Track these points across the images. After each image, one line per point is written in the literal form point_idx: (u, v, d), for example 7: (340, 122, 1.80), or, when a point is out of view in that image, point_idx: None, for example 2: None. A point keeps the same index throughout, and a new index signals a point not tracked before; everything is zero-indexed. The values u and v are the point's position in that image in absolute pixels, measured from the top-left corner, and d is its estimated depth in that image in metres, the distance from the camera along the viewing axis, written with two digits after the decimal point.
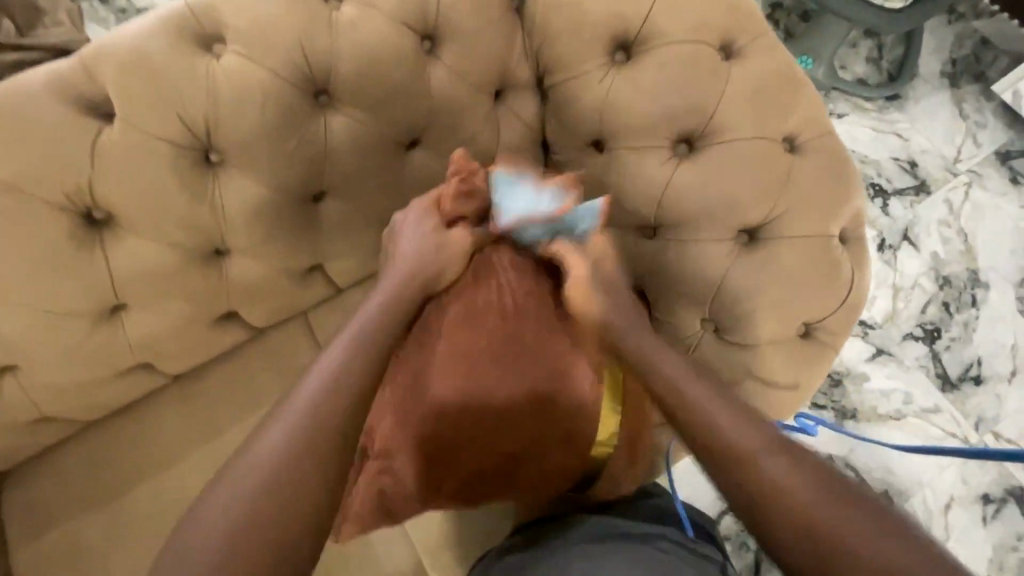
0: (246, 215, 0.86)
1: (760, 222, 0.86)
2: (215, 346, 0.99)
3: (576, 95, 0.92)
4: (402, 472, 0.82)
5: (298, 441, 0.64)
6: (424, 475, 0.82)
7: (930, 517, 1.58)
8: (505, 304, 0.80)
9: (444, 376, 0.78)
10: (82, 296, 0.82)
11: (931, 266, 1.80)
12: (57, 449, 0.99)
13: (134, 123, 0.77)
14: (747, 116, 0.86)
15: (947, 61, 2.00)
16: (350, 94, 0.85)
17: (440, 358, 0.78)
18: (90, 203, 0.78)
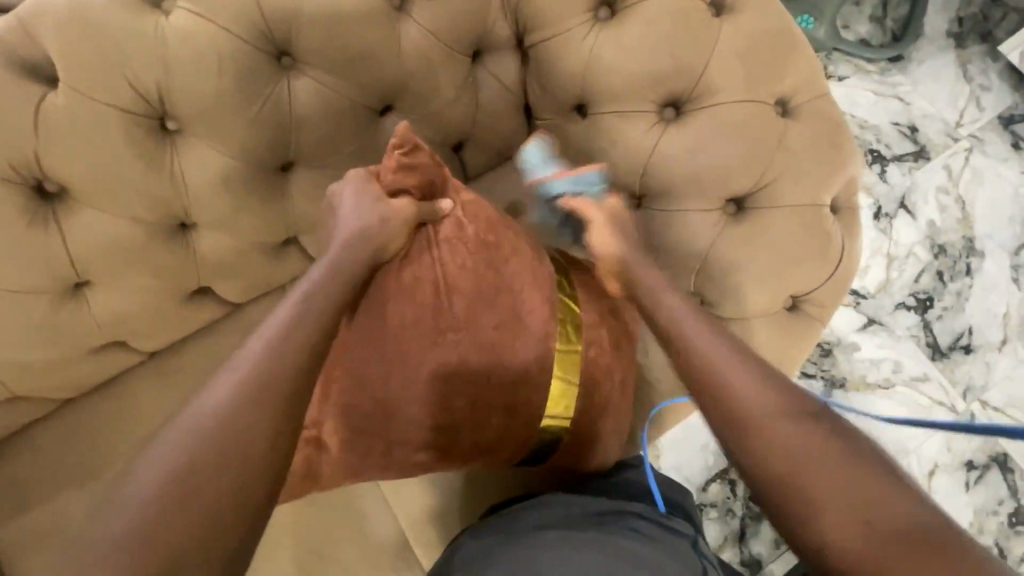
0: (209, 186, 0.82)
1: (750, 190, 0.82)
2: (189, 322, 0.96)
3: (557, 56, 0.87)
4: (340, 449, 0.80)
5: (232, 423, 0.60)
6: (365, 454, 0.80)
7: (914, 483, 1.60)
8: (452, 280, 0.76)
9: (390, 355, 0.75)
10: (40, 272, 0.78)
11: (927, 235, 1.77)
12: (34, 428, 0.97)
13: (79, 88, 0.71)
14: (737, 77, 0.81)
15: (954, 20, 1.92)
16: (315, 56, 0.80)
17: (384, 336, 0.76)
18: (40, 174, 0.74)
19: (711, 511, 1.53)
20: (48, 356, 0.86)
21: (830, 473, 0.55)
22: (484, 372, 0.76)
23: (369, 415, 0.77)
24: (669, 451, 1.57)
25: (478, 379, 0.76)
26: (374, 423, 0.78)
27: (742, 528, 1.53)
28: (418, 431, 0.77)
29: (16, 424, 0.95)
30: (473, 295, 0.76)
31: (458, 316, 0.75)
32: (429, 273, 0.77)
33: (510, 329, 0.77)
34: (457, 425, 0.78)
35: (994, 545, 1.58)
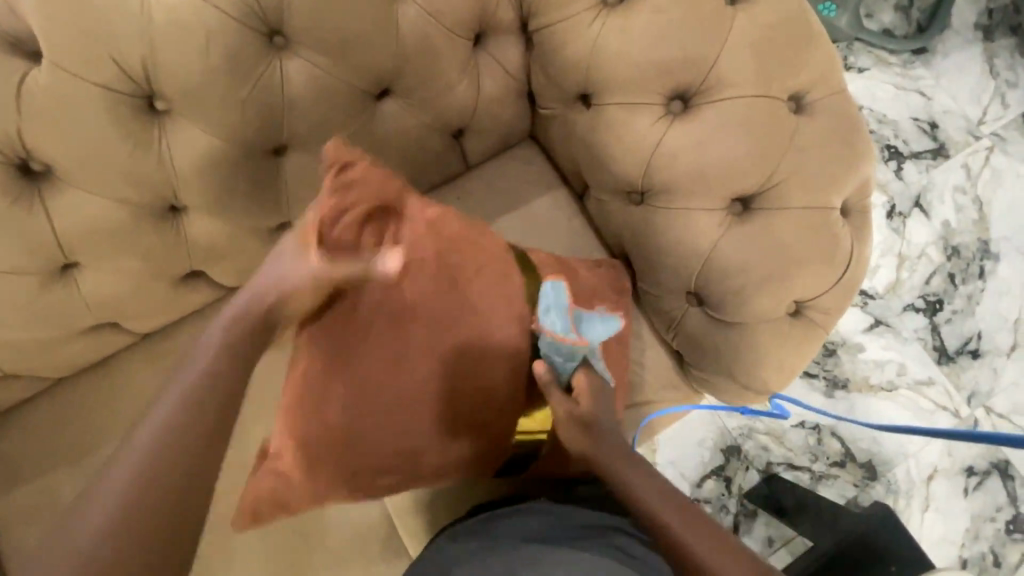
0: (199, 169, 0.80)
1: (757, 189, 0.79)
2: (181, 305, 0.95)
3: (562, 42, 0.83)
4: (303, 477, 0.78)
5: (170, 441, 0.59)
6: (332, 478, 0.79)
7: (911, 487, 1.58)
8: (409, 303, 0.74)
9: (358, 383, 0.74)
10: (25, 252, 0.77)
11: (940, 236, 1.72)
12: (28, 407, 0.97)
13: (61, 62, 0.69)
14: (749, 69, 0.77)
15: (983, 12, 1.84)
16: (308, 35, 0.76)
17: (350, 365, 0.73)
18: (24, 152, 0.72)
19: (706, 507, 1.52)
20: (38, 337, 0.85)
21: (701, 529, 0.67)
22: (454, 388, 0.78)
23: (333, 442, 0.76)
24: (664, 446, 1.56)
25: (453, 397, 0.78)
26: (343, 451, 0.77)
27: (736, 524, 1.53)
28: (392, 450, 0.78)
29: (10, 402, 0.95)
30: (438, 317, 0.75)
31: (414, 343, 0.75)
32: (390, 299, 0.73)
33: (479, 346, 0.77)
34: (421, 448, 0.79)
35: (989, 552, 1.56)
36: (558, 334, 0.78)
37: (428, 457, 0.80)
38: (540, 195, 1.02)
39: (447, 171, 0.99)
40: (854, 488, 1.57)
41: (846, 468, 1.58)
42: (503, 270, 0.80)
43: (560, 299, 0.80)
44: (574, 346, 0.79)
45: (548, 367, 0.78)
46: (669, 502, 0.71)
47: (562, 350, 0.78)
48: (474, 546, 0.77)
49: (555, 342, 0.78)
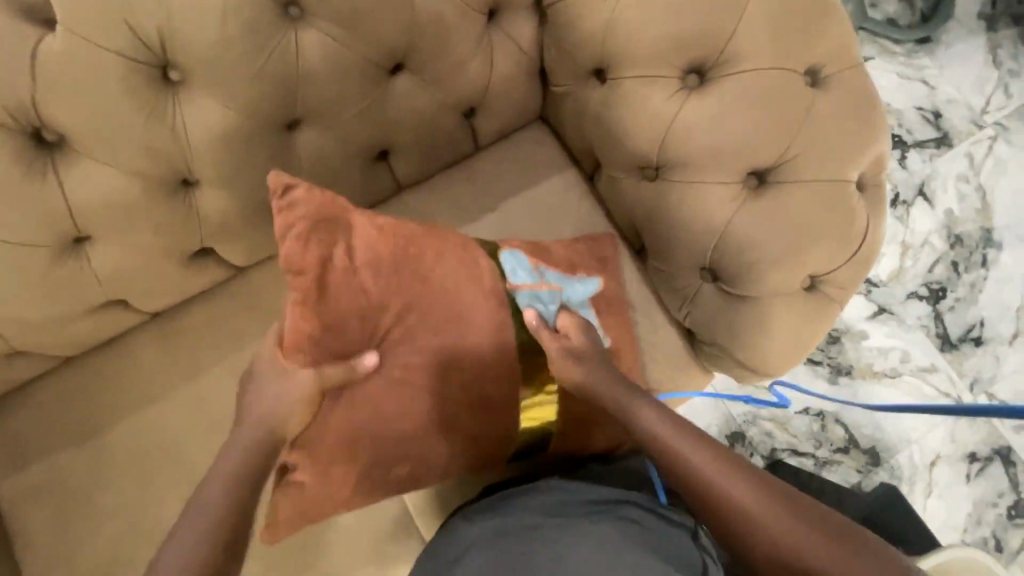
0: (212, 142, 0.80)
1: (773, 163, 0.79)
2: (191, 282, 0.95)
3: (577, 17, 0.82)
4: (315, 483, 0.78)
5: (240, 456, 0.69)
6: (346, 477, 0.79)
7: (914, 472, 1.59)
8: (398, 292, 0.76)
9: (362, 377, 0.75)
10: (38, 224, 0.76)
11: (944, 224, 1.73)
12: (36, 385, 0.97)
13: (76, 30, 0.68)
14: (765, 43, 0.77)
15: (987, 2, 1.84)
16: (323, 7, 0.76)
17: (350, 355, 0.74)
18: (38, 121, 0.71)
19: None
20: (49, 313, 0.85)
21: (697, 447, 0.71)
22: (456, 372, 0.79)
23: (344, 433, 0.76)
24: None
25: (442, 388, 0.79)
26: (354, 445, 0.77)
27: None
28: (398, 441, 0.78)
29: (18, 380, 0.94)
30: (425, 303, 0.77)
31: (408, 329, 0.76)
32: (357, 298, 0.74)
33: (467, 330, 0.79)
34: (420, 438, 0.80)
35: (991, 537, 1.58)
36: (531, 289, 0.82)
37: (436, 443, 0.81)
38: (551, 174, 1.02)
39: (458, 149, 0.99)
40: (858, 474, 1.58)
41: (850, 454, 1.59)
42: (466, 251, 0.81)
43: (520, 259, 0.83)
44: (547, 297, 0.83)
45: (539, 316, 0.81)
46: (715, 460, 0.70)
47: (539, 304, 0.82)
48: (492, 527, 0.77)
49: (533, 294, 0.82)
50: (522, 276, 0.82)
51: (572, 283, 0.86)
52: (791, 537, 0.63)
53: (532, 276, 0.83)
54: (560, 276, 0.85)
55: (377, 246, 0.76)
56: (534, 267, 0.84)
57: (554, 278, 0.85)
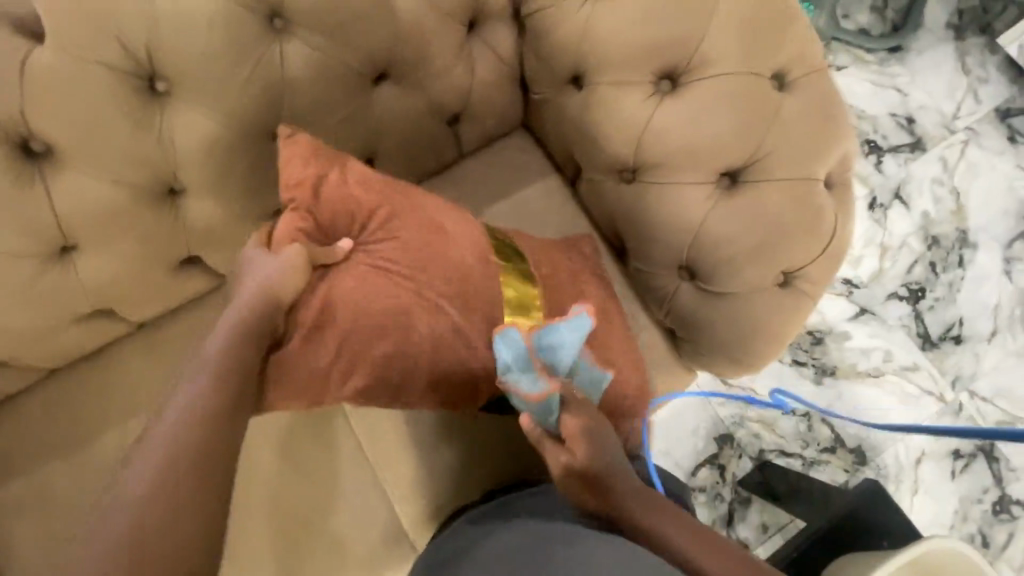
0: (198, 151, 0.81)
1: (744, 163, 0.82)
2: (178, 291, 0.95)
3: (553, 26, 0.85)
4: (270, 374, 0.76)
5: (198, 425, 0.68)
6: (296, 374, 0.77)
7: (900, 471, 1.62)
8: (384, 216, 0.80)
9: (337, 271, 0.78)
10: (24, 233, 0.77)
11: (920, 226, 1.77)
12: (21, 397, 0.96)
13: (63, 43, 0.70)
14: (733, 49, 0.80)
15: (954, 12, 1.91)
16: (307, 19, 0.78)
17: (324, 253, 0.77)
18: (26, 132, 0.73)
19: (701, 495, 1.54)
20: (35, 322, 0.85)
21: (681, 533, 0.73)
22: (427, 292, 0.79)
23: (307, 370, 0.77)
24: (659, 435, 1.58)
25: (407, 345, 0.78)
26: (313, 340, 0.76)
27: (731, 512, 1.55)
28: (355, 344, 0.77)
29: (3, 392, 0.94)
30: (407, 226, 0.80)
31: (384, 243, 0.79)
32: (343, 207, 0.79)
33: (448, 257, 0.80)
34: (377, 342, 0.77)
35: (978, 533, 1.60)
36: (527, 362, 0.77)
37: (393, 356, 0.78)
38: (534, 180, 1.05)
39: (442, 157, 1.01)
40: (845, 473, 1.60)
41: (837, 454, 1.61)
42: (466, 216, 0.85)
43: (523, 344, 0.77)
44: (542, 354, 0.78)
45: (529, 420, 0.77)
46: (695, 539, 0.72)
47: (532, 376, 0.77)
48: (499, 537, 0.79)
49: (533, 398, 0.75)
50: (525, 381, 0.76)
51: (563, 330, 0.78)
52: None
53: (535, 376, 0.77)
54: (563, 367, 0.78)
55: (351, 206, 0.79)
56: (533, 357, 0.78)
57: (552, 357, 0.78)
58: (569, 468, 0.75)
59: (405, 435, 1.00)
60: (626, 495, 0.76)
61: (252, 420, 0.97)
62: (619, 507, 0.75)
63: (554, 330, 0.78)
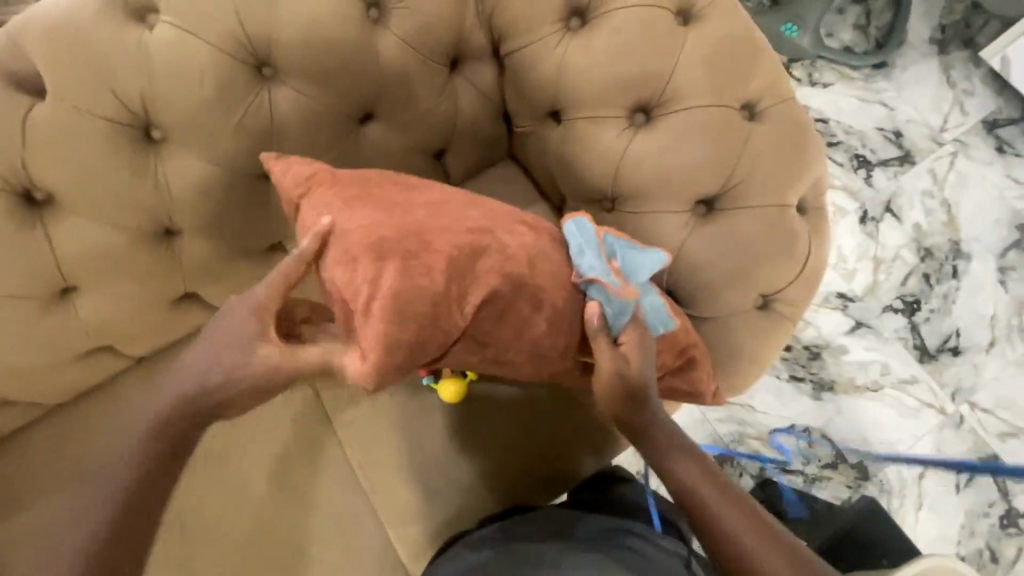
0: (192, 193, 0.84)
1: (718, 191, 0.84)
2: (176, 326, 0.98)
3: (530, 64, 0.89)
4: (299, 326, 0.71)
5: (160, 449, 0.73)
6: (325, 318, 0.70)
7: (904, 486, 1.60)
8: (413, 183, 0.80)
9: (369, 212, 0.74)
10: (26, 277, 0.81)
11: (913, 238, 1.79)
12: (25, 433, 0.99)
13: (65, 99, 0.74)
14: (704, 82, 0.83)
15: (936, 27, 1.95)
16: (295, 66, 0.82)
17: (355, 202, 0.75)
18: (29, 183, 0.77)
19: None
20: (36, 361, 0.88)
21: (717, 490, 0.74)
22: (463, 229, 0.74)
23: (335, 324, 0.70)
24: None
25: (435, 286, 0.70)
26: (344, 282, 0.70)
27: None
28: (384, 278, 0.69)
29: (7, 429, 0.96)
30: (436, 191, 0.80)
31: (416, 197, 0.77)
32: (371, 177, 0.79)
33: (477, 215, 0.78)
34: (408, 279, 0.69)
35: (986, 548, 1.57)
36: (598, 242, 0.79)
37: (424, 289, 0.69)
38: (520, 208, 1.08)
39: None
40: (847, 490, 1.60)
41: (838, 470, 1.61)
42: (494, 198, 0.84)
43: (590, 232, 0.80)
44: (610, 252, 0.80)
45: (601, 315, 0.76)
46: (706, 477, 0.75)
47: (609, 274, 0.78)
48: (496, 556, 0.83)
49: (607, 291, 0.77)
50: (592, 253, 0.77)
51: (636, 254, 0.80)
52: (759, 548, 0.68)
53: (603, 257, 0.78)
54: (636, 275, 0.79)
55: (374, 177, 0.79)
56: (603, 246, 0.80)
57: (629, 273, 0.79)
58: (620, 374, 0.75)
59: (400, 461, 1.02)
60: (653, 419, 0.78)
61: (248, 452, 0.99)
62: (643, 430, 0.78)
63: (628, 254, 0.81)
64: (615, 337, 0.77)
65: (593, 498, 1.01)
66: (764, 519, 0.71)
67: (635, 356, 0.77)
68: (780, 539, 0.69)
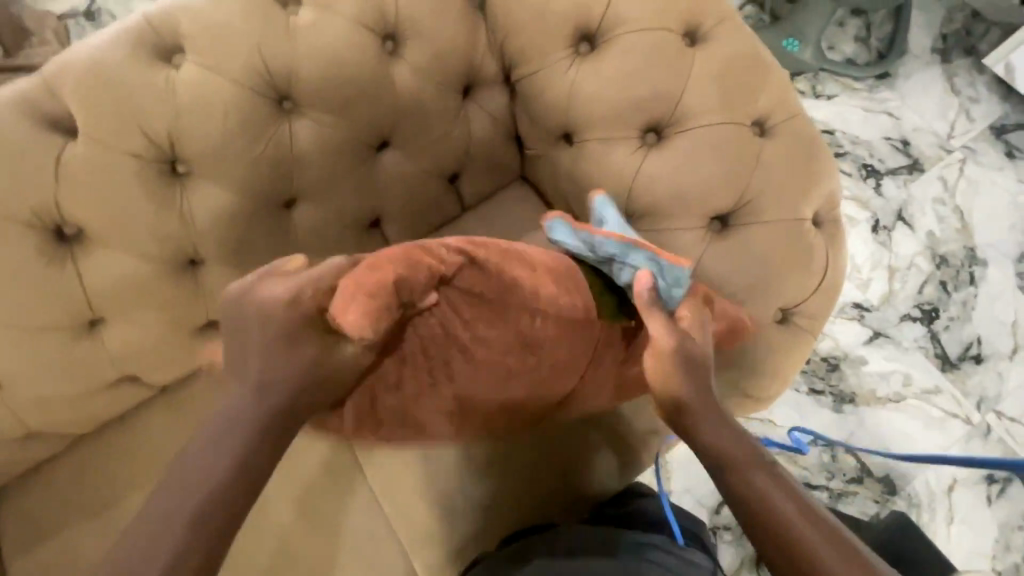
0: (215, 224, 0.86)
1: (733, 207, 0.85)
2: (198, 355, 0.99)
3: (541, 89, 0.91)
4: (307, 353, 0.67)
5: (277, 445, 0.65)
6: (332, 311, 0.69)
7: (933, 499, 1.56)
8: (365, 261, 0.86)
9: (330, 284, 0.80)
10: (56, 310, 0.83)
11: (926, 245, 1.77)
12: (52, 464, 1.00)
13: (97, 139, 0.78)
14: (714, 101, 0.85)
15: (938, 37, 1.97)
16: (313, 99, 0.85)
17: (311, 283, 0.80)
18: (60, 219, 0.80)
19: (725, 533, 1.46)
20: (63, 392, 0.90)
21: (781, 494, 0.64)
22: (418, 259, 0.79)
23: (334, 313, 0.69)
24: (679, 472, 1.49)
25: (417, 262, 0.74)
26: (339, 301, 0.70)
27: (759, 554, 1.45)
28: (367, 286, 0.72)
29: (35, 460, 0.97)
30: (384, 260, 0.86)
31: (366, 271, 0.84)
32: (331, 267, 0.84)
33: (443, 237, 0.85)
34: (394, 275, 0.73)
35: None
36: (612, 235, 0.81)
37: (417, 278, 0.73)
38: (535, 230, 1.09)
39: (445, 213, 1.05)
40: (875, 504, 1.55)
41: (865, 484, 1.57)
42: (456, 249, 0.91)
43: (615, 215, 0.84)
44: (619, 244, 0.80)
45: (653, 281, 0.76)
46: (769, 478, 0.66)
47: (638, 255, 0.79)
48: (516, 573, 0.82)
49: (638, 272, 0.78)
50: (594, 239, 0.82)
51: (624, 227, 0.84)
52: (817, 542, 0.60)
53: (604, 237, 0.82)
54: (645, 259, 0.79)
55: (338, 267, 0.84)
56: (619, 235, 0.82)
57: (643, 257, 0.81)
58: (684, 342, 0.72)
59: (422, 485, 1.01)
60: (707, 408, 0.71)
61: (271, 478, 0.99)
62: (694, 418, 0.70)
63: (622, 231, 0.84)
64: (671, 312, 0.75)
65: (614, 513, 0.98)
66: (823, 517, 0.62)
67: (692, 330, 0.75)
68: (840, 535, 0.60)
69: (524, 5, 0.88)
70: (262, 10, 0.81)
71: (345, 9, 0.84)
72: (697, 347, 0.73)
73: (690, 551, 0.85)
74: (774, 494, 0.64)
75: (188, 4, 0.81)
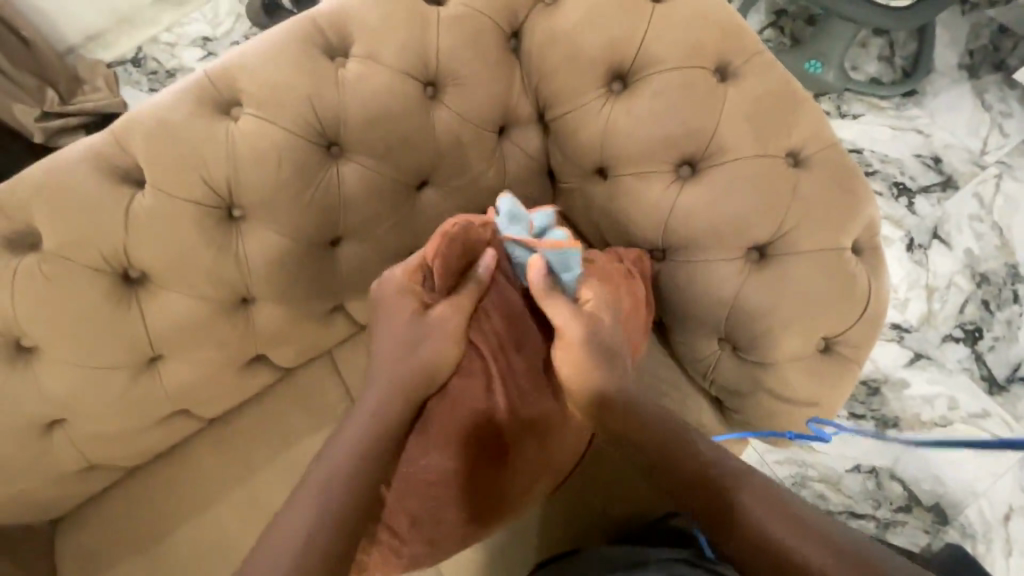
0: (267, 264, 0.90)
1: (769, 238, 0.86)
2: (247, 388, 1.02)
3: (576, 127, 0.94)
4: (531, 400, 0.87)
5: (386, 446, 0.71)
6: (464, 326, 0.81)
7: (988, 528, 1.49)
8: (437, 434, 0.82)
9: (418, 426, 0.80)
10: (120, 349, 0.87)
11: (966, 264, 1.73)
12: (106, 495, 1.03)
13: (163, 189, 0.83)
14: (747, 134, 0.87)
15: (965, 53, 1.95)
16: (359, 143, 0.89)
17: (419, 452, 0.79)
18: (127, 264, 0.85)
19: None
20: (122, 426, 0.94)
21: (764, 503, 0.63)
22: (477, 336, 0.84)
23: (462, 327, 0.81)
24: None
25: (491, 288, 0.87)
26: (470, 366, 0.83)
27: None
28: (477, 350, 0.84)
29: (92, 492, 1.01)
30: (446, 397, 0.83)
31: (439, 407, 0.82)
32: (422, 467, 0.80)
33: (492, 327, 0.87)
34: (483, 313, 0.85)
35: None
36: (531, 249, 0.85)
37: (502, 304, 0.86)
38: None
39: None
40: (926, 535, 1.48)
41: (913, 513, 1.51)
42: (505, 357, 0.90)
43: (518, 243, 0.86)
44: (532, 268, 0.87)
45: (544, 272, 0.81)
46: (755, 492, 0.64)
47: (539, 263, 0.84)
48: None
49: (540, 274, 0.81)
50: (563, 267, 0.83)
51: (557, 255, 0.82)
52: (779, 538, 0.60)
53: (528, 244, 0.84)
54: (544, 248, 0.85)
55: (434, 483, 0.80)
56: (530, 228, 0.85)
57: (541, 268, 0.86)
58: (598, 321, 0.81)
59: None
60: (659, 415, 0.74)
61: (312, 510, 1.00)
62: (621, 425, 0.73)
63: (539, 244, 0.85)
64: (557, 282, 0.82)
65: (645, 534, 0.97)
66: (778, 498, 0.63)
67: (601, 312, 0.82)
68: (794, 517, 0.61)
69: (558, 48, 0.92)
70: (312, 64, 0.87)
71: (389, 59, 0.88)
72: (606, 327, 0.81)
73: (720, 563, 0.84)
74: (760, 506, 0.63)
75: (245, 61, 0.87)
